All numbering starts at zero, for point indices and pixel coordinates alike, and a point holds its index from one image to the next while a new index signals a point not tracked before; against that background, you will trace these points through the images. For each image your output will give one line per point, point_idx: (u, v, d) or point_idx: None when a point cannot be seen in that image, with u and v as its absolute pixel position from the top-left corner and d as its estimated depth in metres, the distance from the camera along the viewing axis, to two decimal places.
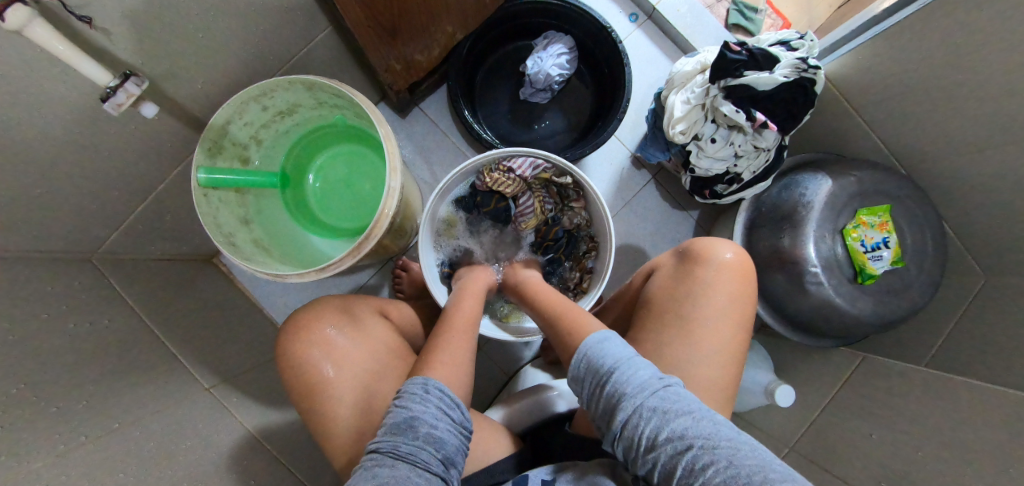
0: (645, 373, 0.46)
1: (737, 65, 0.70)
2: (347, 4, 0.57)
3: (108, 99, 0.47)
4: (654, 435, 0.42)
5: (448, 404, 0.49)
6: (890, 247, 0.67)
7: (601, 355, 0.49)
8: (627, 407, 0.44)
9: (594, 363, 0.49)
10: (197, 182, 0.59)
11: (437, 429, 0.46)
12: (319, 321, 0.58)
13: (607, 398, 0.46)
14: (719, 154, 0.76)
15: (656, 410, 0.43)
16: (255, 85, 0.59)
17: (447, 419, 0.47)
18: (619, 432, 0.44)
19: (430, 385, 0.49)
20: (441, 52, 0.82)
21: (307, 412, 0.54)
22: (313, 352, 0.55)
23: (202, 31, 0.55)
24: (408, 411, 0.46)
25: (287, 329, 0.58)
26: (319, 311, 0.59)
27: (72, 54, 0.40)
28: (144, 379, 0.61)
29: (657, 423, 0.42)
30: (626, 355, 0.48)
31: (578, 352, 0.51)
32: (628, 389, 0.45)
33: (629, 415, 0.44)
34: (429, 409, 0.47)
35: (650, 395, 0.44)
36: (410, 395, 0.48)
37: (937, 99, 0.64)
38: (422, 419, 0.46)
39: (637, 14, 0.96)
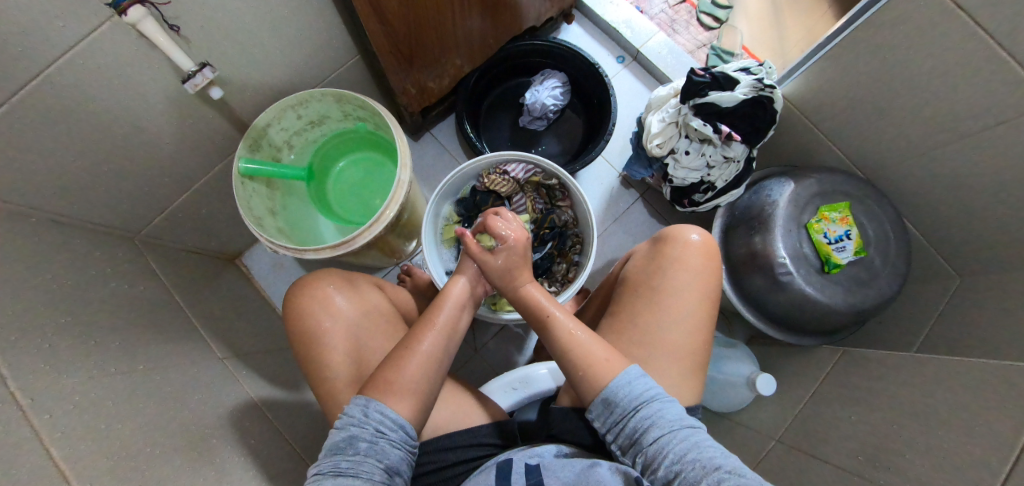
0: (675, 411, 0.50)
1: (701, 87, 0.81)
2: (374, 33, 0.71)
3: (189, 80, 0.61)
4: (681, 460, 0.45)
5: (388, 426, 0.50)
6: (851, 239, 0.72)
7: (640, 387, 0.52)
8: (659, 431, 0.48)
9: (625, 389, 0.52)
10: (237, 169, 0.70)
11: (379, 446, 0.49)
12: (324, 283, 0.64)
13: (636, 425, 0.50)
14: (693, 164, 0.85)
15: (686, 441, 0.47)
16: (294, 94, 0.72)
17: (388, 438, 0.50)
18: (645, 456, 0.48)
19: (371, 406, 0.51)
20: (451, 82, 0.97)
21: (304, 361, 0.60)
22: (314, 309, 0.61)
23: (258, 48, 0.69)
24: (347, 432, 0.49)
25: (297, 285, 0.65)
26: (324, 277, 0.66)
27: (168, 46, 0.54)
28: (168, 339, 0.67)
29: (685, 451, 0.46)
30: (657, 391, 0.52)
31: (608, 387, 0.52)
32: (659, 419, 0.49)
33: (659, 442, 0.47)
34: (369, 430, 0.50)
35: (680, 430, 0.48)
36: (348, 418, 0.50)
37: (880, 108, 0.73)
38: (365, 438, 0.49)
39: (623, 56, 1.10)
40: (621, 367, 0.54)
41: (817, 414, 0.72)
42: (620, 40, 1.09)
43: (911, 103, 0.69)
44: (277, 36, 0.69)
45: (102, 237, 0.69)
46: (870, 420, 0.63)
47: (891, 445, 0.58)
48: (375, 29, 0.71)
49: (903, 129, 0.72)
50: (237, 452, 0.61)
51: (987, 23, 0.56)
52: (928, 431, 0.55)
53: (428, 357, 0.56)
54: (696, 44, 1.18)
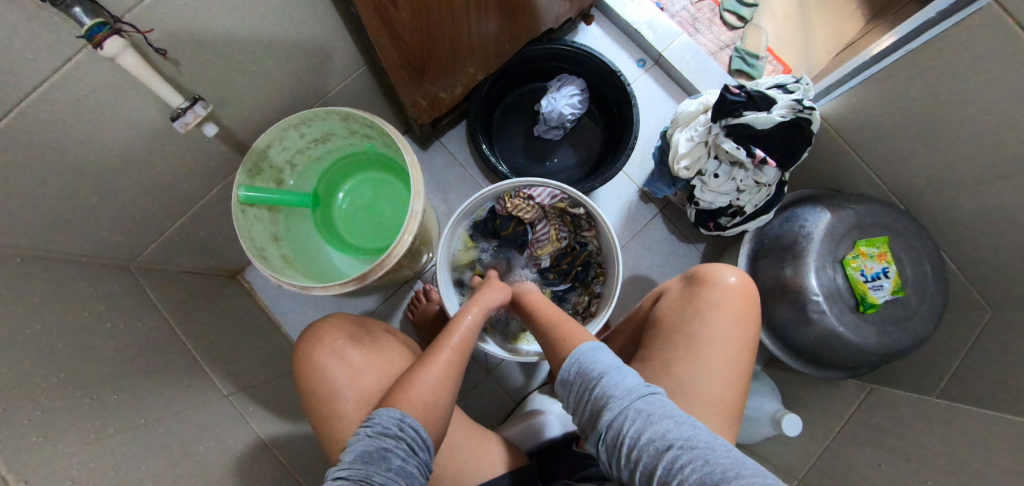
0: (629, 382, 0.47)
1: (736, 106, 0.75)
2: (383, 48, 0.65)
3: (178, 119, 0.54)
4: (635, 438, 0.42)
5: (419, 446, 0.48)
6: (889, 277, 0.69)
7: (590, 361, 0.50)
8: (610, 411, 0.45)
9: (581, 364, 0.50)
10: (237, 198, 0.65)
11: (409, 466, 0.46)
12: (337, 331, 0.61)
13: (592, 402, 0.47)
14: (722, 188, 0.80)
15: (636, 417, 0.43)
16: (296, 114, 0.66)
17: (417, 459, 0.47)
18: (603, 437, 0.45)
19: (406, 421, 0.48)
20: (463, 91, 0.90)
21: (314, 416, 0.57)
22: (326, 362, 0.58)
23: (254, 65, 0.62)
24: (382, 443, 0.46)
25: (308, 335, 0.62)
26: (337, 322, 0.63)
27: (153, 81, 0.48)
28: (168, 381, 0.64)
29: (637, 428, 0.43)
30: (614, 364, 0.49)
31: (567, 362, 0.52)
32: (611, 391, 0.46)
33: (613, 423, 0.44)
34: (401, 446, 0.47)
35: (632, 402, 0.45)
36: (382, 429, 0.47)
37: (926, 137, 0.69)
38: (397, 453, 0.46)
39: (644, 60, 1.04)
40: (585, 341, 0.54)
41: (842, 453, 0.70)
42: (642, 42, 1.02)
43: (964, 136, 0.65)
44: (275, 51, 0.62)
45: (93, 271, 0.64)
46: (902, 469, 0.62)
47: None
48: (384, 43, 0.65)
49: (950, 159, 0.68)
50: None
51: None
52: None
53: (447, 388, 0.53)
54: (719, 45, 1.11)
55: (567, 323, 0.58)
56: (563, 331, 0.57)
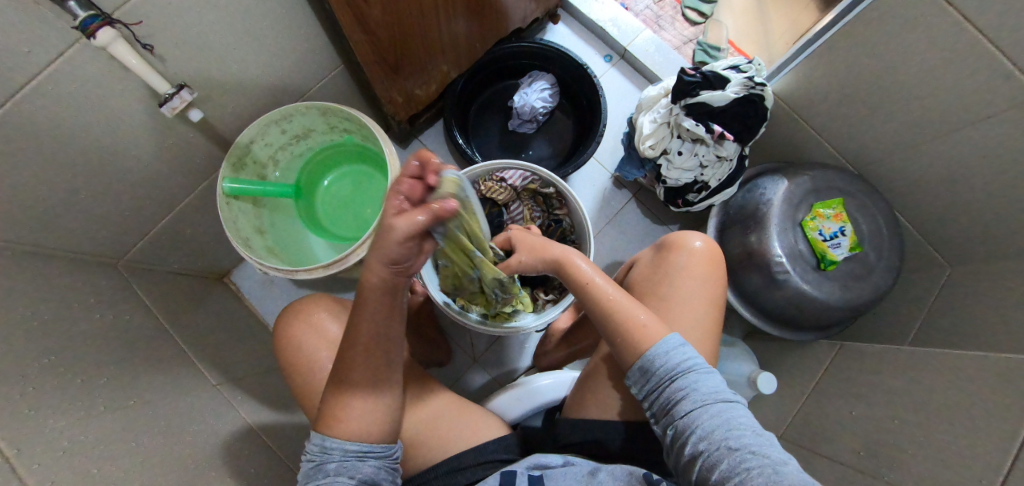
0: (712, 386, 0.47)
1: (693, 86, 0.80)
2: (358, 43, 0.69)
3: (166, 103, 0.58)
4: (709, 436, 0.43)
5: (351, 449, 0.45)
6: (846, 235, 0.73)
7: (677, 358, 0.49)
8: (690, 405, 0.46)
9: (663, 354, 0.50)
10: (221, 189, 0.68)
11: (348, 464, 0.45)
12: (316, 307, 0.64)
13: (670, 394, 0.47)
14: (686, 165, 0.85)
15: (717, 418, 0.44)
16: (277, 109, 0.70)
17: (360, 456, 0.46)
18: (676, 427, 0.46)
19: (327, 443, 0.45)
20: (438, 88, 0.95)
21: (296, 385, 0.61)
22: (303, 337, 0.62)
23: (237, 63, 0.66)
24: (310, 466, 0.45)
25: (290, 310, 0.65)
26: (317, 299, 0.66)
27: (143, 68, 0.51)
28: (157, 369, 0.65)
29: (715, 427, 0.43)
30: (693, 360, 0.49)
31: (646, 353, 0.51)
32: (693, 391, 0.46)
33: (690, 416, 0.45)
34: (330, 457, 0.45)
35: (714, 404, 0.45)
36: (310, 454, 0.45)
37: (869, 103, 0.74)
38: (330, 462, 0.45)
39: (610, 55, 1.09)
40: (660, 336, 0.51)
41: (816, 409, 0.73)
42: (607, 38, 1.08)
43: (900, 99, 0.69)
44: (256, 50, 0.66)
45: (82, 266, 0.66)
46: (870, 413, 0.64)
47: (892, 439, 0.59)
48: (359, 40, 0.69)
49: (892, 121, 0.72)
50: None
51: (980, 20, 0.55)
52: (921, 424, 0.57)
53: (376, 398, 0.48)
54: (682, 40, 1.18)
55: (633, 309, 0.54)
56: (624, 317, 0.54)
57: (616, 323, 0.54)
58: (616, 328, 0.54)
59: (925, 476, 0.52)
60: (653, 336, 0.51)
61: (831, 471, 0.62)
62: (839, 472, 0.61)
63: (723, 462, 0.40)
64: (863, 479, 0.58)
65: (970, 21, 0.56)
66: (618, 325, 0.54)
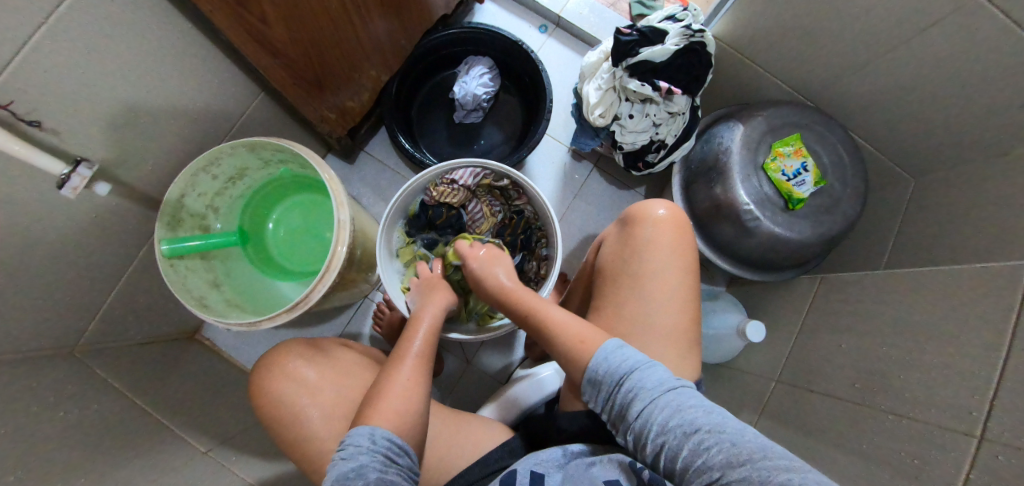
0: (656, 375, 0.45)
1: (631, 45, 0.77)
2: (270, 68, 0.65)
3: (65, 184, 0.54)
4: (667, 431, 0.42)
5: (398, 453, 0.46)
6: (809, 171, 0.72)
7: (618, 359, 0.47)
8: (642, 405, 0.44)
9: (605, 363, 0.47)
10: (160, 253, 0.64)
11: (388, 476, 0.44)
12: (288, 355, 0.62)
13: (621, 401, 0.45)
14: (639, 127, 0.82)
15: (668, 409, 0.43)
16: (199, 156, 0.64)
17: (398, 466, 0.46)
18: (634, 432, 0.44)
19: (378, 432, 0.46)
20: (372, 96, 0.90)
21: (284, 444, 0.58)
22: (285, 390, 0.59)
23: (142, 118, 0.60)
24: (355, 462, 0.44)
25: (260, 366, 0.62)
26: (287, 347, 0.63)
27: (26, 150, 0.47)
28: (138, 451, 0.62)
29: (669, 419, 0.42)
30: (634, 358, 0.47)
31: (590, 367, 0.48)
32: (642, 391, 0.44)
33: (644, 417, 0.43)
34: (379, 458, 0.45)
35: (663, 395, 0.44)
36: (355, 448, 0.45)
37: (808, 32, 0.71)
38: (376, 466, 0.44)
39: (545, 25, 1.05)
40: (601, 341, 0.50)
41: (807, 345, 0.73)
42: (538, 9, 1.03)
43: (840, 23, 0.67)
44: (159, 99, 0.60)
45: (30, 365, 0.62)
46: (856, 342, 0.65)
47: (880, 365, 0.59)
48: (268, 64, 0.65)
49: (836, 47, 0.70)
50: None
51: None
52: (905, 347, 0.57)
53: (416, 395, 0.51)
54: None
55: (552, 309, 0.56)
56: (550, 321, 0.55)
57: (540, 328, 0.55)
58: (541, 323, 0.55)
59: (917, 399, 0.52)
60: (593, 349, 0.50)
61: (829, 408, 0.63)
62: (836, 407, 0.62)
63: (686, 456, 0.40)
64: (860, 411, 0.58)
65: None
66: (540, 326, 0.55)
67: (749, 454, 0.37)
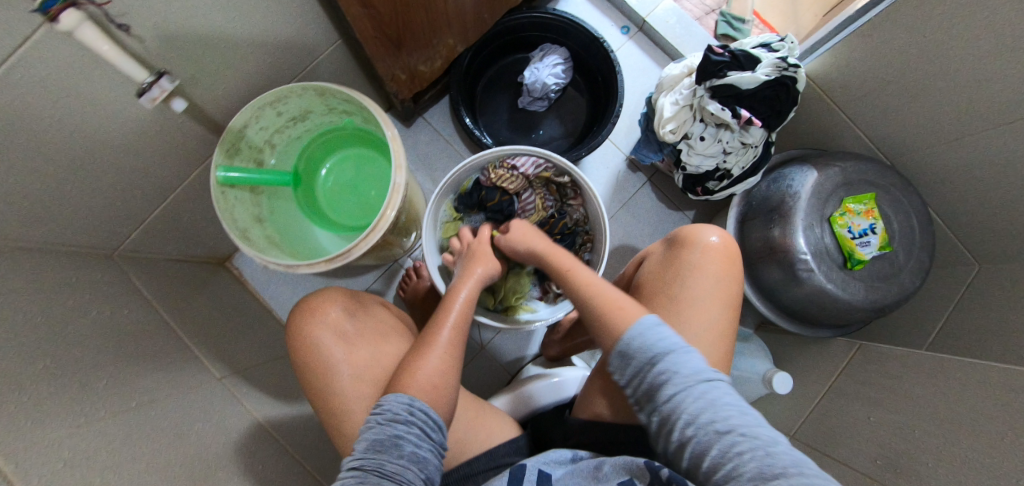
0: (693, 363, 0.45)
1: (720, 66, 0.74)
2: (356, 18, 0.63)
3: (144, 95, 0.53)
4: (696, 422, 0.42)
5: (431, 428, 0.48)
6: (876, 233, 0.69)
7: (652, 338, 0.48)
8: (672, 388, 0.44)
9: (642, 338, 0.48)
10: (215, 178, 0.63)
11: (421, 452, 0.46)
12: (326, 302, 0.62)
13: (652, 379, 0.46)
14: (709, 151, 0.79)
15: (700, 400, 0.43)
16: (271, 91, 0.64)
17: (430, 444, 0.47)
18: (660, 414, 0.45)
19: (416, 404, 0.48)
20: (443, 64, 0.88)
21: (308, 385, 0.58)
22: (321, 339, 0.59)
23: (224, 42, 0.60)
24: (391, 431, 0.46)
25: (298, 308, 0.62)
26: (327, 294, 0.64)
27: (115, 55, 0.46)
28: (160, 366, 0.64)
29: (700, 411, 0.42)
30: (671, 338, 0.47)
31: (624, 338, 0.49)
32: (675, 375, 0.44)
33: (673, 401, 0.44)
34: (414, 430, 0.47)
35: (696, 385, 0.44)
36: (392, 416, 0.47)
37: (911, 90, 0.67)
38: (410, 440, 0.46)
39: (628, 27, 1.01)
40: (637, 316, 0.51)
41: (832, 408, 0.72)
42: (625, 8, 1.00)
43: (947, 90, 0.63)
44: (244, 27, 0.60)
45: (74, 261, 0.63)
46: (888, 419, 0.63)
47: (912, 448, 0.57)
48: (357, 13, 0.62)
49: (938, 112, 0.66)
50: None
51: None
52: (943, 437, 0.55)
53: (447, 376, 0.53)
54: (704, 10, 1.09)
55: (608, 290, 0.55)
56: (605, 299, 0.54)
57: (594, 304, 0.54)
58: (591, 304, 0.55)
59: None
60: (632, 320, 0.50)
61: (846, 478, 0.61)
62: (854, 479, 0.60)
63: (716, 451, 0.40)
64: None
65: None
66: (595, 308, 0.54)
67: (784, 468, 0.37)
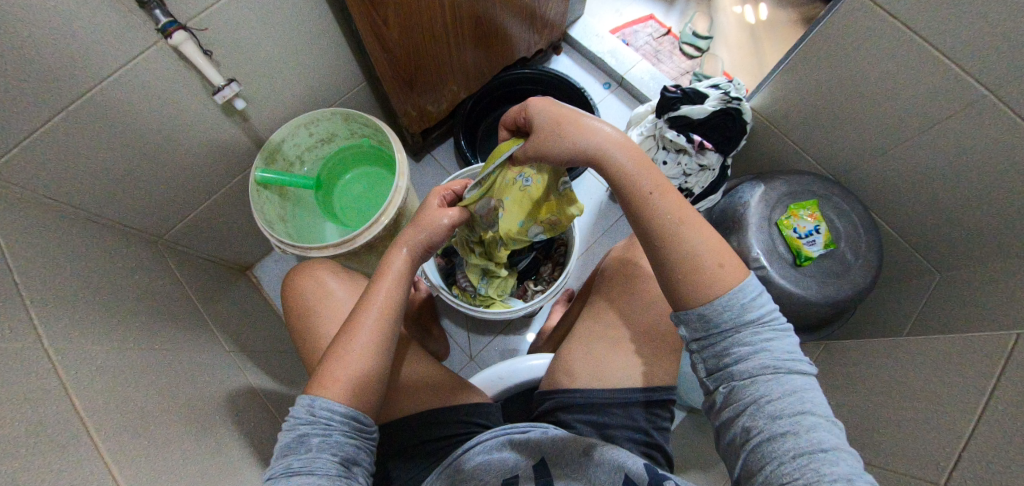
0: (786, 354, 0.43)
1: (674, 101, 0.88)
2: (379, 61, 0.82)
3: (218, 92, 0.70)
4: (776, 408, 0.40)
5: (338, 419, 0.47)
6: (820, 233, 0.77)
7: (750, 308, 0.44)
8: (757, 369, 0.42)
9: (740, 299, 0.44)
10: (254, 177, 0.79)
11: (331, 440, 0.46)
12: (319, 267, 0.71)
13: (736, 353, 0.43)
14: (671, 173, 0.91)
15: (786, 390, 0.41)
16: (307, 113, 0.82)
17: (341, 431, 0.47)
18: (733, 387, 0.43)
19: (318, 403, 0.47)
20: (449, 106, 1.07)
21: (298, 330, 0.68)
22: (308, 296, 0.68)
23: (277, 74, 0.79)
24: (295, 433, 0.45)
25: (297, 270, 0.72)
26: (321, 262, 0.73)
27: (204, 64, 0.65)
28: (183, 329, 0.74)
29: (785, 400, 0.40)
30: (769, 314, 0.44)
31: (715, 292, 0.45)
32: (765, 354, 0.42)
33: (755, 381, 0.42)
34: (318, 427, 0.46)
35: (785, 375, 0.41)
36: (295, 421, 0.46)
37: (839, 114, 0.79)
38: (314, 433, 0.45)
39: (609, 83, 1.20)
40: (733, 277, 0.46)
41: None
42: (606, 68, 1.19)
43: (867, 108, 0.74)
44: (292, 64, 0.79)
45: (130, 239, 0.77)
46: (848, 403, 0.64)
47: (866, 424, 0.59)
48: (379, 57, 0.81)
49: (865, 130, 0.77)
50: (237, 433, 0.65)
51: (924, 32, 0.61)
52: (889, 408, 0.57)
53: (370, 355, 0.51)
54: (679, 71, 1.27)
55: (670, 207, 0.49)
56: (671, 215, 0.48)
57: (657, 225, 0.48)
58: (651, 224, 0.48)
59: None
60: (732, 279, 0.46)
61: None
62: None
63: (795, 443, 0.38)
64: None
65: (916, 34, 0.62)
66: (653, 227, 0.48)
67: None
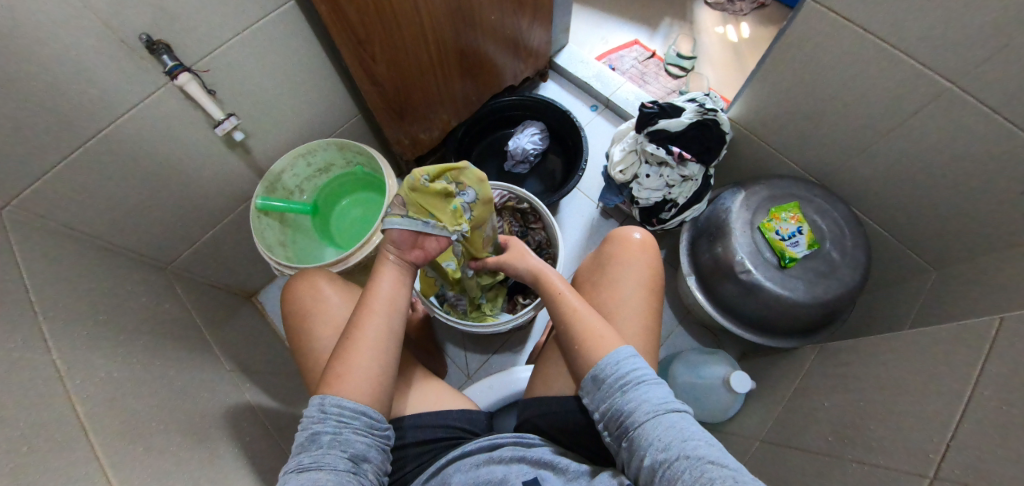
0: (660, 394, 0.47)
1: (652, 116, 0.90)
2: (370, 93, 0.88)
3: (218, 125, 0.76)
4: (664, 448, 0.43)
5: (349, 415, 0.48)
6: (803, 234, 0.77)
7: (622, 366, 0.50)
8: (640, 418, 0.46)
9: (613, 361, 0.50)
10: (254, 205, 0.85)
11: (342, 436, 0.47)
12: (317, 275, 0.73)
13: (619, 408, 0.48)
14: (654, 185, 0.92)
15: (669, 427, 0.44)
16: (304, 145, 0.89)
17: (352, 427, 0.48)
18: (629, 440, 0.46)
19: (327, 401, 0.48)
20: (440, 135, 1.13)
21: (294, 333, 0.69)
22: (306, 299, 0.70)
23: (276, 109, 0.86)
24: (309, 430, 0.47)
25: (296, 277, 0.74)
26: (318, 271, 0.74)
27: (206, 102, 0.72)
28: (185, 348, 0.77)
29: (670, 438, 0.43)
30: (639, 367, 0.50)
31: (602, 364, 0.51)
32: (643, 403, 0.46)
33: (642, 429, 0.45)
34: (331, 423, 0.47)
35: (664, 414, 0.45)
36: (309, 418, 0.48)
37: (812, 117, 0.80)
38: (326, 431, 0.47)
39: (596, 105, 1.24)
40: (614, 347, 0.52)
41: (797, 407, 0.72)
42: (591, 91, 1.24)
43: (837, 109, 0.76)
44: (290, 99, 0.86)
45: (140, 265, 0.83)
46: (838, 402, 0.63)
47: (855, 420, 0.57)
48: (369, 90, 0.87)
49: (839, 130, 0.78)
50: (232, 445, 0.67)
51: (878, 32, 0.63)
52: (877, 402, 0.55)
53: (378, 358, 0.52)
54: (666, 90, 1.30)
55: (576, 301, 0.58)
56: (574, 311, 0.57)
57: (575, 330, 0.55)
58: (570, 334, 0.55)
59: None
60: (609, 346, 0.52)
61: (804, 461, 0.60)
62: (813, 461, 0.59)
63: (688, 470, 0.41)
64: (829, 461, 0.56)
65: (871, 34, 0.64)
66: (570, 329, 0.55)
67: None
